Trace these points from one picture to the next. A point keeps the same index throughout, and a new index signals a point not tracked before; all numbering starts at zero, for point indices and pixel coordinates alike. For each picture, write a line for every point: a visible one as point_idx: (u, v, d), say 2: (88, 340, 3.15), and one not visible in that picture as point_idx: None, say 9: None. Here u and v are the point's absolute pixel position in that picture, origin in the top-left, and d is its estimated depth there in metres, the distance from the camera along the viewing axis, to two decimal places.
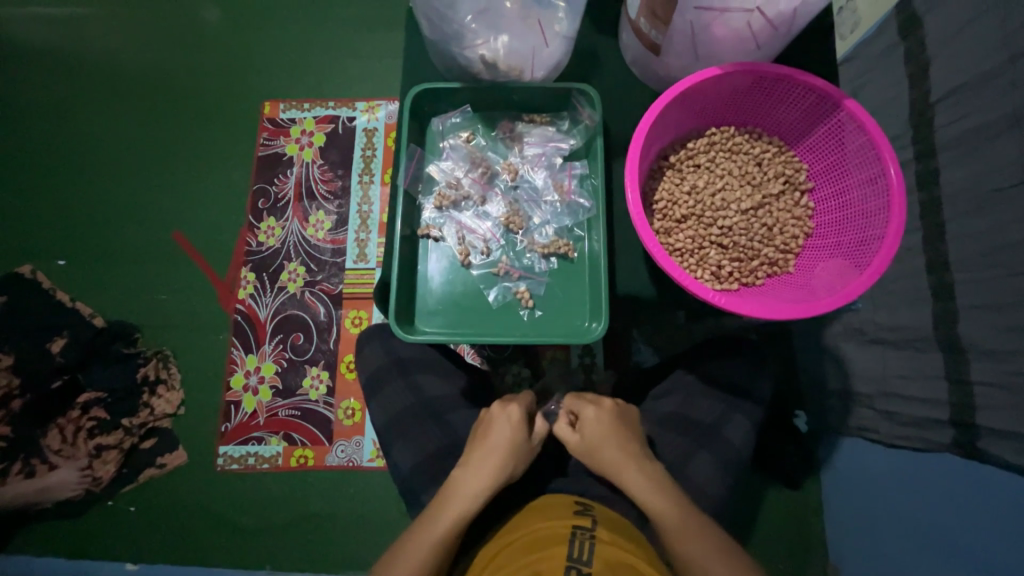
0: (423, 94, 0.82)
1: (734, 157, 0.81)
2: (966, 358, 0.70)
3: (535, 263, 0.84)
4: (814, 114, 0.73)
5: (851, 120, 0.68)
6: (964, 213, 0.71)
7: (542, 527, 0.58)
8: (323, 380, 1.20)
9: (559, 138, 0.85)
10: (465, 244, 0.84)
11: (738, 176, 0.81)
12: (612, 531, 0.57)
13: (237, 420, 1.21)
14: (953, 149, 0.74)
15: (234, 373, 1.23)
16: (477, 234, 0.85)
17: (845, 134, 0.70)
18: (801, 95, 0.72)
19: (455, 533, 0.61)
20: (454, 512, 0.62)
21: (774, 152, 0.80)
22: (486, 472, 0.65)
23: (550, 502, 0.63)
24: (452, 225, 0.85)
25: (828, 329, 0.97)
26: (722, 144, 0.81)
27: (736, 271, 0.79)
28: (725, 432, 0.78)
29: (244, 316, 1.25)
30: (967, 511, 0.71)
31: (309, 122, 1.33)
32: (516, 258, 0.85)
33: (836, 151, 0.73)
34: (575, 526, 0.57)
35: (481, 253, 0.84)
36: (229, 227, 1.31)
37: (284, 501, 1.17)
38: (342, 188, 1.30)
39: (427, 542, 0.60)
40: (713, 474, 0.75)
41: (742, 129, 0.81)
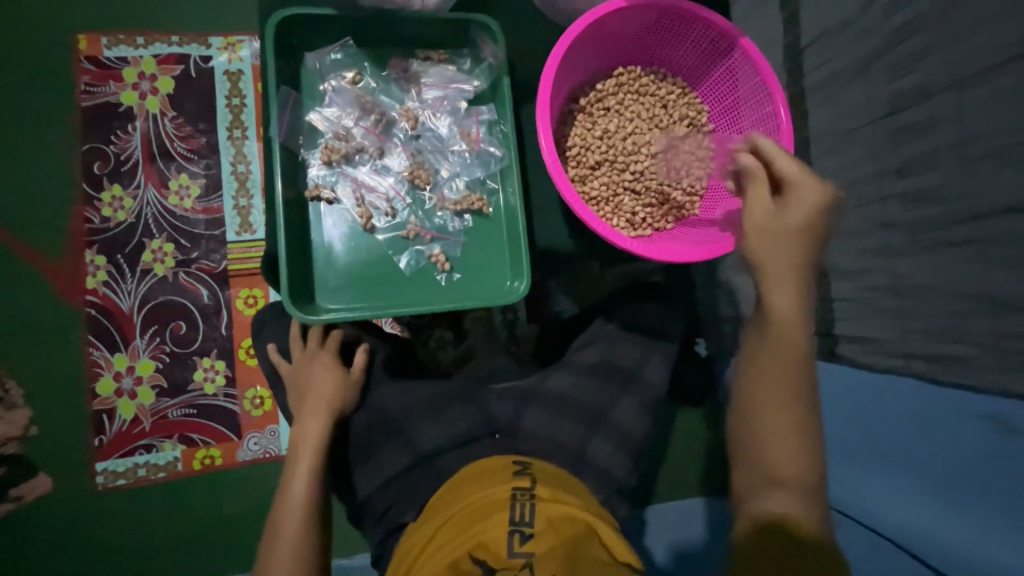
0: (290, 22, 0.70)
1: (642, 99, 0.81)
2: (830, 279, 0.81)
3: (447, 222, 0.78)
4: (713, 52, 0.74)
5: (745, 58, 0.70)
6: (828, 151, 0.80)
7: (484, 496, 0.57)
8: (220, 370, 1.06)
9: (461, 78, 0.77)
10: (365, 205, 0.76)
11: (647, 118, 0.81)
12: (553, 488, 0.57)
13: (114, 430, 1.03)
14: (818, 93, 0.81)
15: (98, 377, 1.03)
16: (378, 194, 0.77)
17: (739, 74, 0.73)
18: (701, 32, 0.72)
19: (319, 469, 0.68)
20: (309, 455, 0.69)
21: (678, 93, 0.81)
22: (319, 414, 0.71)
23: (490, 469, 0.62)
24: (347, 183, 0.76)
25: (721, 264, 1.07)
26: (629, 85, 0.80)
27: (650, 216, 0.81)
28: (645, 371, 0.82)
29: (100, 309, 1.04)
30: (881, 405, 0.74)
31: (148, 63, 1.07)
32: (426, 218, 0.78)
33: (732, 91, 0.76)
34: (516, 488, 0.57)
35: (385, 215, 0.77)
36: (56, 201, 1.04)
37: (192, 509, 1.04)
38: (207, 146, 1.08)
39: (298, 492, 0.66)
40: (634, 409, 0.80)
41: (648, 69, 0.80)
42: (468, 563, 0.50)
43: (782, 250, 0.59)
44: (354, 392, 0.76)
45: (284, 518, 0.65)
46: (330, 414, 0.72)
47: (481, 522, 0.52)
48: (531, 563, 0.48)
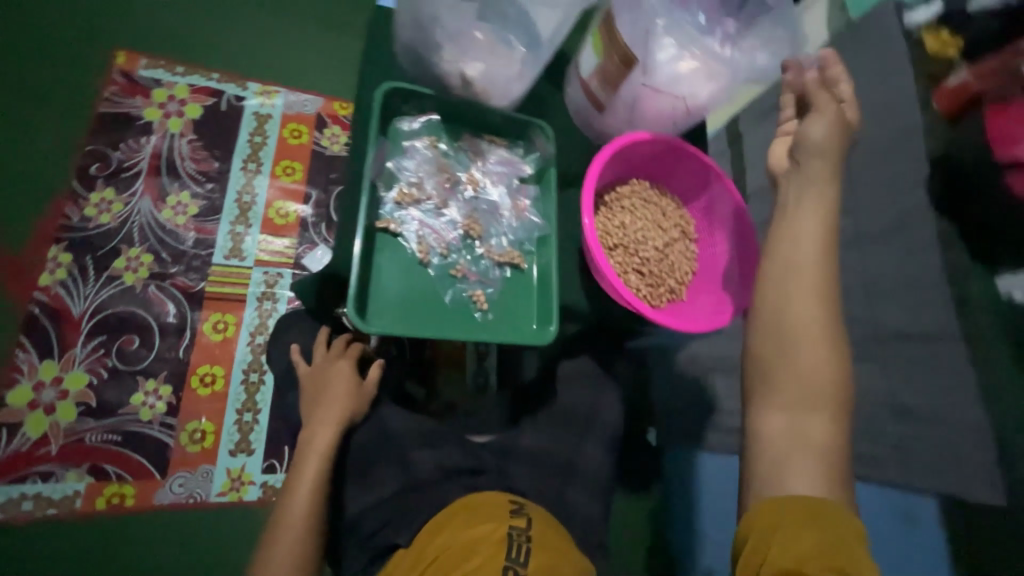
0: (394, 90, 0.77)
1: (649, 204, 0.92)
2: None
3: (489, 271, 0.80)
4: (702, 181, 0.91)
5: (726, 192, 0.88)
6: None
7: (478, 530, 0.57)
8: (163, 396, 0.97)
9: (518, 160, 0.84)
10: (424, 245, 0.78)
11: (653, 221, 0.91)
12: (546, 530, 0.59)
13: (10, 451, 0.88)
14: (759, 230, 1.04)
15: (14, 385, 0.90)
16: (438, 236, 0.79)
17: (721, 202, 0.89)
18: (697, 164, 0.89)
19: (326, 472, 0.68)
20: (318, 460, 0.68)
21: (673, 205, 0.94)
22: (332, 417, 0.72)
23: (486, 500, 0.62)
24: (413, 223, 0.79)
25: (674, 357, 1.21)
26: (640, 192, 0.92)
27: (649, 297, 0.88)
28: None
29: (44, 309, 0.95)
30: None
31: (182, 89, 1.13)
32: (474, 263, 0.80)
33: (715, 212, 0.91)
34: (512, 528, 0.57)
35: (439, 254, 0.78)
36: (38, 193, 1.01)
37: (77, 561, 0.87)
38: (218, 172, 1.12)
39: (304, 491, 0.66)
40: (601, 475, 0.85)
41: (652, 184, 0.94)
42: None
43: (813, 191, 0.60)
44: (366, 401, 0.76)
45: (286, 522, 0.64)
46: (342, 419, 0.72)
47: (477, 554, 0.54)
48: None
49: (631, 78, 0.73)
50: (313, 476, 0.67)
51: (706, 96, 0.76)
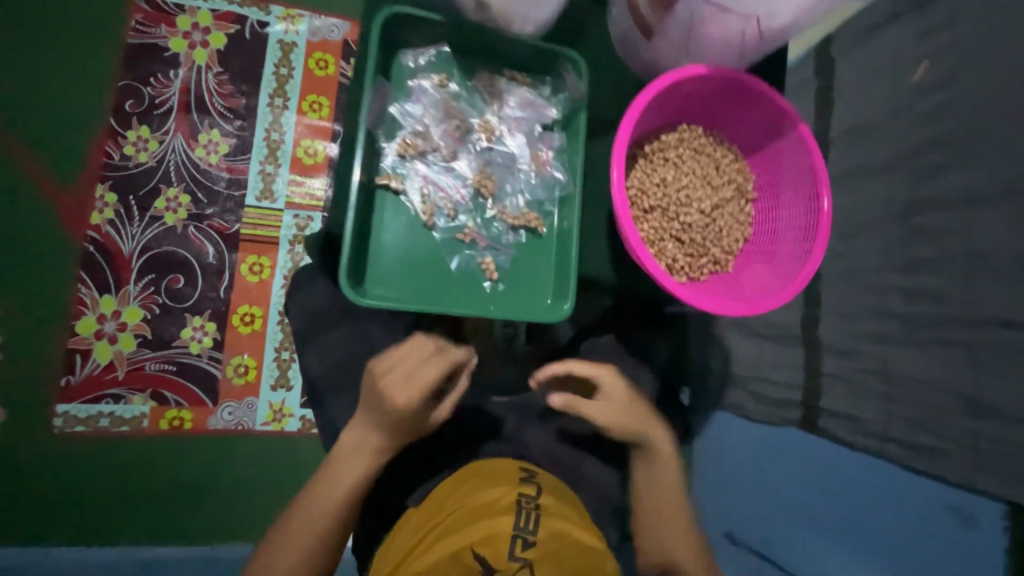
0: (397, 18, 0.73)
1: (699, 157, 0.84)
2: (823, 354, 0.88)
3: (502, 235, 0.80)
4: (769, 129, 0.78)
5: (799, 142, 0.74)
6: (841, 236, 0.88)
7: (488, 495, 0.57)
8: (209, 332, 1.03)
9: (542, 103, 0.80)
10: (429, 204, 0.77)
11: (700, 176, 0.83)
12: (556, 499, 0.59)
13: (84, 373, 0.98)
14: (839, 183, 0.89)
15: (81, 316, 0.99)
16: (444, 194, 0.79)
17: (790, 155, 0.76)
18: (761, 109, 0.76)
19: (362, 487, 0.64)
20: (351, 480, 0.63)
21: (730, 158, 0.84)
22: (385, 440, 0.63)
23: (498, 469, 0.63)
24: (416, 178, 0.78)
25: (719, 320, 1.12)
26: (689, 142, 0.83)
27: (687, 267, 0.83)
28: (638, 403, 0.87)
29: (98, 247, 1.00)
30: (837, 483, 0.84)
31: (204, 16, 1.07)
32: (484, 225, 0.80)
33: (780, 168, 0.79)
34: (521, 495, 0.58)
35: (446, 216, 0.78)
36: (80, 131, 1.02)
37: (152, 469, 1.00)
38: (245, 108, 1.08)
39: (335, 494, 0.63)
40: None
41: (707, 131, 0.84)
42: (469, 557, 0.51)
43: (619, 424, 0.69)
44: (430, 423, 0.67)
45: (306, 524, 0.62)
46: (395, 446, 0.64)
47: (485, 521, 0.54)
48: (530, 567, 0.51)
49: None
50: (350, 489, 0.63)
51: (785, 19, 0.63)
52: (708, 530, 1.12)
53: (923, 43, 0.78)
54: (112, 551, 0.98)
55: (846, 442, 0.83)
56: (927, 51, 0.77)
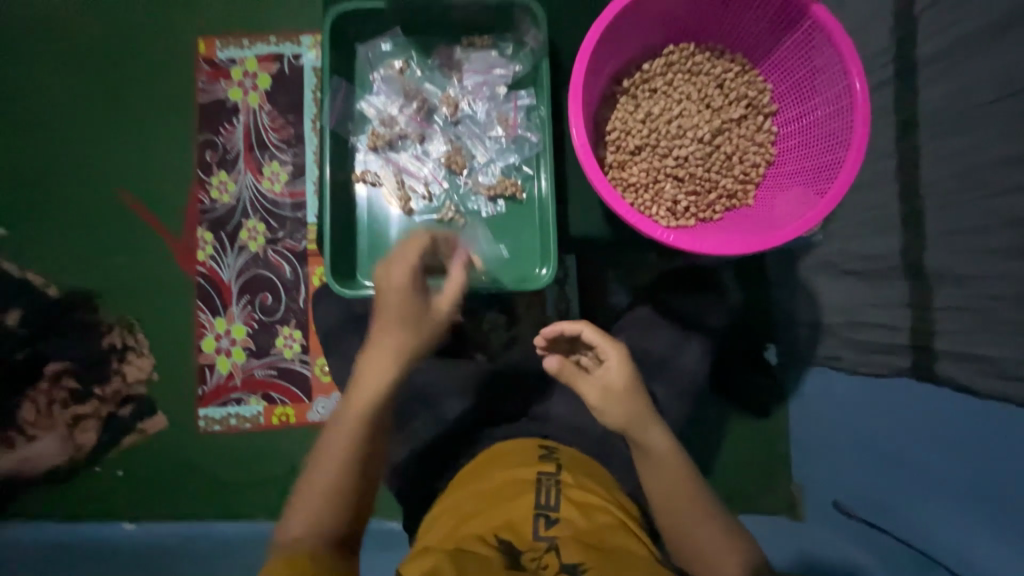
0: (347, 14, 0.78)
1: (694, 78, 0.77)
2: (932, 285, 0.70)
3: (481, 207, 0.83)
4: (780, 25, 0.69)
5: (819, 31, 0.65)
6: (941, 133, 0.68)
7: (511, 474, 0.63)
8: (297, 338, 1.19)
9: (502, 63, 0.82)
10: (405, 188, 0.83)
11: (697, 99, 0.78)
12: (575, 474, 0.64)
13: (213, 383, 1.20)
14: (935, 65, 0.68)
15: (203, 336, 1.21)
16: (418, 177, 0.83)
17: (812, 48, 0.67)
18: (765, 4, 0.68)
19: (371, 416, 0.63)
20: (385, 351, 0.65)
21: (736, 71, 0.76)
22: (389, 346, 0.65)
23: (517, 450, 0.68)
24: (390, 167, 0.83)
25: (800, 262, 0.96)
26: (680, 64, 0.77)
27: (693, 204, 0.78)
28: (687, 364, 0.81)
29: (206, 278, 1.21)
30: (939, 438, 0.71)
31: (251, 62, 1.20)
32: (461, 202, 0.84)
33: (803, 67, 0.70)
34: (541, 472, 0.63)
35: (422, 198, 0.83)
36: (177, 184, 1.22)
37: (271, 457, 1.20)
38: (295, 136, 1.20)
39: (346, 433, 0.62)
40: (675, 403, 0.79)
41: (702, 46, 0.77)
42: (493, 540, 0.55)
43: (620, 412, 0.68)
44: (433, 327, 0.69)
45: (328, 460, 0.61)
46: (400, 348, 0.66)
47: (510, 502, 0.59)
48: (556, 545, 0.55)
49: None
50: (361, 411, 0.63)
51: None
52: (814, 498, 0.99)
53: None
54: (249, 525, 1.18)
55: (979, 391, 0.65)
56: None
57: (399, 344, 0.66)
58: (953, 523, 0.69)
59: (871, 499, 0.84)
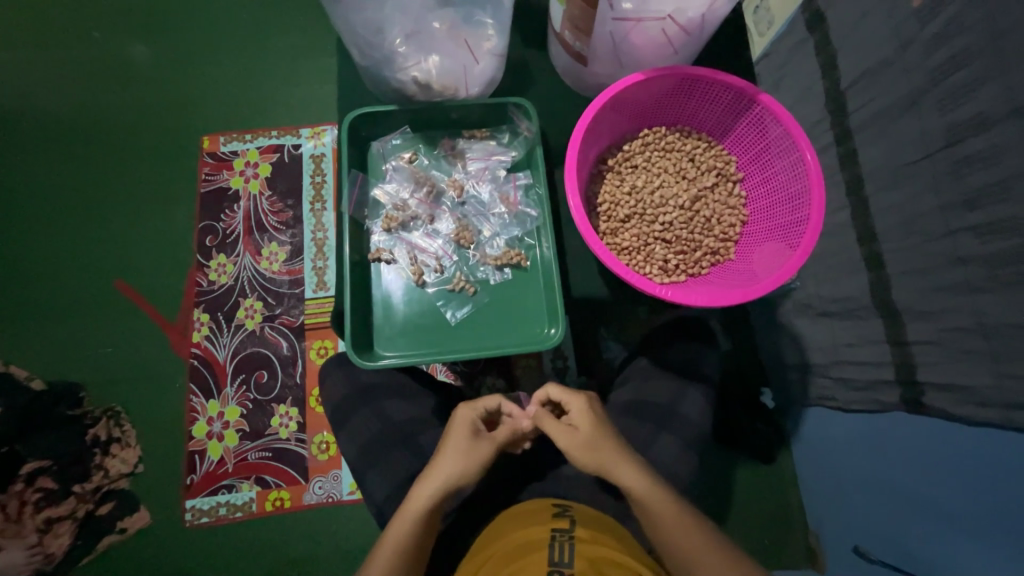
0: (360, 118, 0.86)
1: (669, 155, 0.87)
2: (903, 321, 0.75)
3: (489, 276, 0.88)
4: (735, 109, 0.80)
5: (768, 113, 0.76)
6: (883, 187, 0.76)
7: (525, 534, 0.63)
8: (293, 417, 1.16)
9: (501, 150, 0.91)
10: (418, 263, 0.87)
11: (674, 172, 0.87)
12: (590, 528, 0.64)
13: (203, 470, 1.15)
14: (867, 131, 0.78)
15: (195, 422, 1.17)
16: (429, 253, 0.88)
17: (765, 126, 0.78)
18: (720, 93, 0.79)
19: (411, 537, 0.63)
20: (435, 480, 0.66)
21: (704, 147, 0.87)
22: (437, 470, 0.67)
23: (532, 508, 0.68)
24: (403, 246, 0.88)
25: (780, 307, 1.02)
26: (656, 143, 0.87)
27: (682, 262, 0.85)
28: (685, 410, 0.84)
29: (201, 359, 1.19)
30: (937, 469, 0.73)
31: (252, 153, 1.28)
32: (470, 272, 0.88)
33: (760, 141, 0.80)
34: (554, 529, 0.63)
35: (434, 271, 0.88)
36: (176, 269, 1.24)
37: (264, 548, 1.12)
38: (293, 218, 1.25)
39: (386, 548, 0.63)
40: (678, 452, 0.81)
41: (673, 128, 0.87)
42: None
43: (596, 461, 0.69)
44: (481, 458, 0.69)
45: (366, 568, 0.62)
46: (447, 475, 0.67)
47: (523, 559, 0.60)
48: None
49: (601, 14, 0.71)
50: (401, 531, 0.63)
51: (696, 6, 0.70)
52: (834, 544, 0.98)
53: None
54: None
55: (967, 419, 0.68)
56: None
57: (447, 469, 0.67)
58: (960, 553, 0.71)
59: (887, 538, 0.84)
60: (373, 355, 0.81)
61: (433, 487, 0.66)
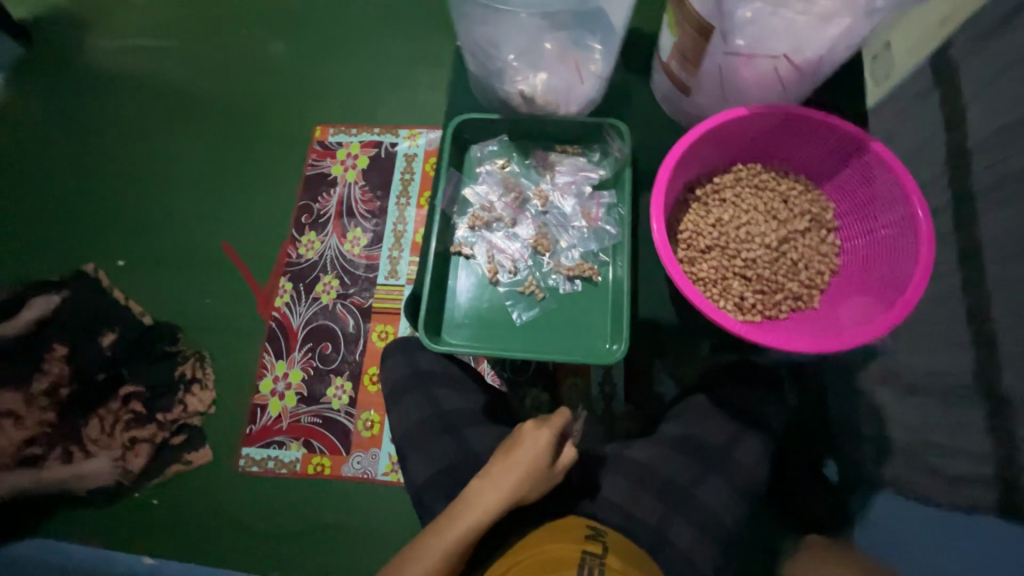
0: (465, 123, 0.92)
1: (761, 192, 0.85)
2: (1011, 411, 0.66)
3: (559, 284, 0.90)
4: (841, 154, 0.77)
5: (879, 161, 0.72)
6: (1005, 259, 0.69)
7: (555, 548, 0.63)
8: (346, 390, 1.24)
9: (590, 167, 0.93)
10: (494, 262, 0.91)
11: (764, 211, 0.84)
12: (622, 560, 0.63)
13: (262, 423, 1.25)
14: (993, 195, 0.71)
15: (263, 377, 1.28)
16: (506, 254, 0.92)
17: (873, 175, 0.74)
18: (828, 137, 0.76)
19: (460, 547, 0.62)
20: (493, 499, 0.64)
21: (800, 189, 0.84)
22: (501, 490, 0.64)
23: (562, 522, 0.68)
24: (482, 244, 0.93)
25: (861, 373, 0.94)
26: (749, 179, 0.85)
27: (760, 303, 0.81)
28: (738, 458, 0.79)
29: (278, 322, 1.31)
30: None
31: (355, 146, 1.41)
32: (542, 278, 0.91)
33: (865, 191, 0.76)
34: (585, 552, 0.63)
35: (508, 273, 0.91)
36: (273, 240, 1.38)
37: (300, 508, 1.19)
38: (380, 208, 1.36)
39: (435, 551, 0.61)
40: (723, 501, 0.76)
41: (769, 166, 0.85)
42: None
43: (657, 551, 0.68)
44: (538, 491, 0.67)
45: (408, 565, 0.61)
46: (507, 498, 0.64)
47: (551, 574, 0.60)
48: None
49: (712, 47, 0.72)
50: (454, 541, 0.61)
51: (815, 48, 0.68)
52: None
53: None
54: None
55: None
56: None
57: (509, 493, 0.64)
58: None
59: None
60: (440, 340, 0.85)
61: (491, 506, 0.63)
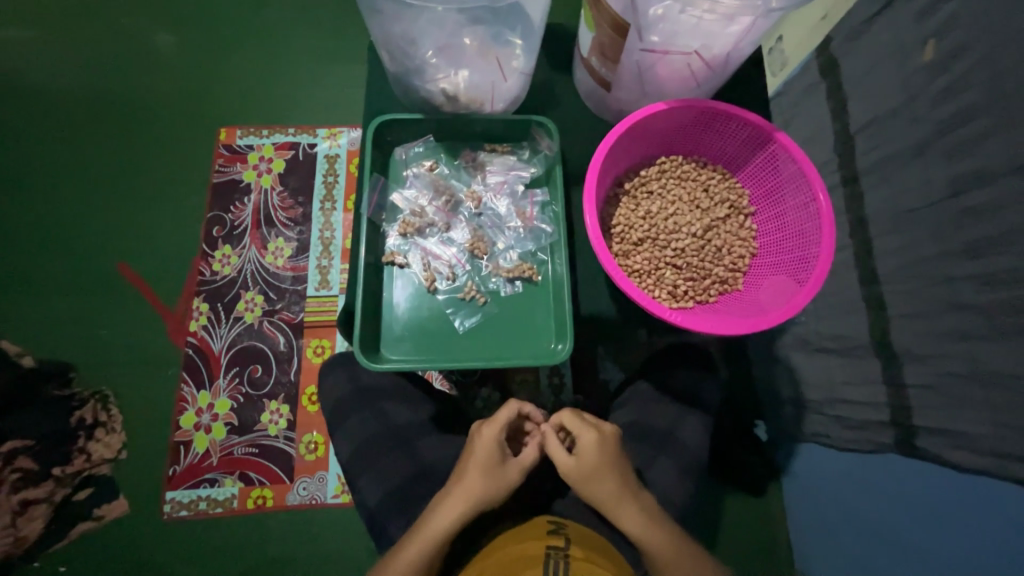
0: (386, 125, 0.88)
1: (685, 183, 0.89)
2: (900, 363, 0.76)
3: (500, 287, 0.89)
4: (751, 144, 0.83)
5: (783, 150, 0.78)
6: (886, 231, 0.78)
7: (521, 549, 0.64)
8: (283, 414, 1.15)
9: (521, 166, 0.93)
10: (431, 270, 0.88)
11: (689, 200, 0.89)
12: (586, 550, 0.64)
13: (186, 463, 1.13)
14: (872, 175, 0.81)
15: (183, 412, 1.15)
16: (442, 261, 0.90)
17: (779, 163, 0.80)
18: (739, 129, 0.82)
19: (429, 556, 0.61)
20: (458, 499, 0.64)
21: (719, 178, 0.89)
22: (462, 490, 0.64)
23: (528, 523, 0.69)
24: (417, 251, 0.89)
25: (779, 340, 1.03)
26: (672, 171, 0.89)
27: (691, 289, 0.86)
28: (679, 435, 0.85)
29: (196, 349, 1.18)
30: (928, 512, 0.73)
31: (268, 149, 1.29)
32: (482, 282, 0.89)
33: (774, 177, 0.83)
34: (550, 546, 0.63)
35: (446, 279, 0.88)
36: (180, 257, 1.24)
37: (242, 547, 1.09)
38: (302, 215, 1.26)
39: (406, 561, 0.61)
40: (669, 476, 0.81)
41: (689, 158, 0.90)
42: None
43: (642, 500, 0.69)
44: (503, 482, 0.66)
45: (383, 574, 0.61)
46: (470, 495, 0.64)
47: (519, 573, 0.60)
48: None
49: (629, 44, 0.73)
50: (422, 547, 0.61)
51: (722, 44, 0.72)
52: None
53: (923, 26, 0.70)
54: None
55: (959, 465, 0.68)
56: (931, 30, 0.69)
57: (470, 490, 0.64)
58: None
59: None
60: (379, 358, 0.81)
61: (455, 509, 0.63)
